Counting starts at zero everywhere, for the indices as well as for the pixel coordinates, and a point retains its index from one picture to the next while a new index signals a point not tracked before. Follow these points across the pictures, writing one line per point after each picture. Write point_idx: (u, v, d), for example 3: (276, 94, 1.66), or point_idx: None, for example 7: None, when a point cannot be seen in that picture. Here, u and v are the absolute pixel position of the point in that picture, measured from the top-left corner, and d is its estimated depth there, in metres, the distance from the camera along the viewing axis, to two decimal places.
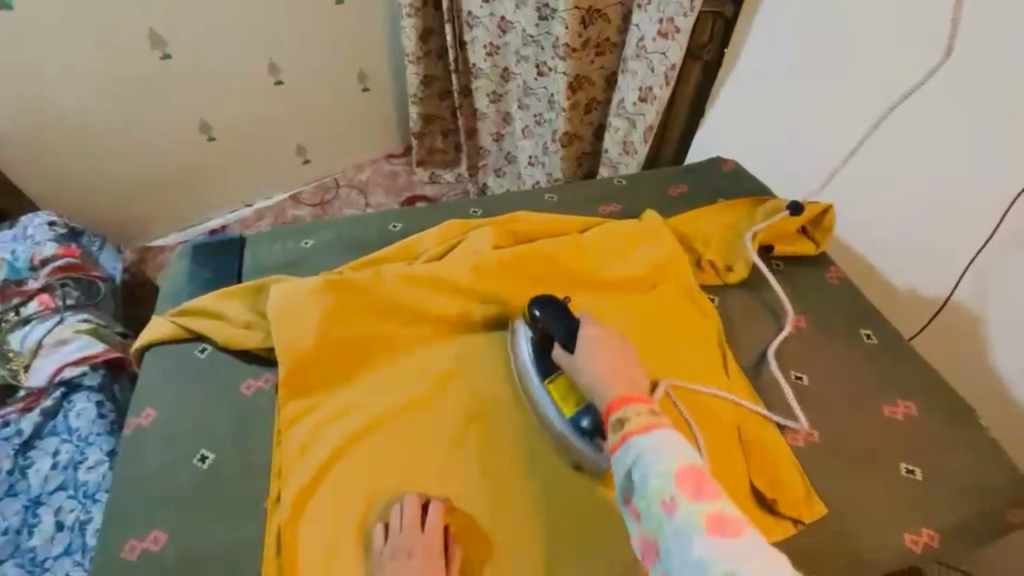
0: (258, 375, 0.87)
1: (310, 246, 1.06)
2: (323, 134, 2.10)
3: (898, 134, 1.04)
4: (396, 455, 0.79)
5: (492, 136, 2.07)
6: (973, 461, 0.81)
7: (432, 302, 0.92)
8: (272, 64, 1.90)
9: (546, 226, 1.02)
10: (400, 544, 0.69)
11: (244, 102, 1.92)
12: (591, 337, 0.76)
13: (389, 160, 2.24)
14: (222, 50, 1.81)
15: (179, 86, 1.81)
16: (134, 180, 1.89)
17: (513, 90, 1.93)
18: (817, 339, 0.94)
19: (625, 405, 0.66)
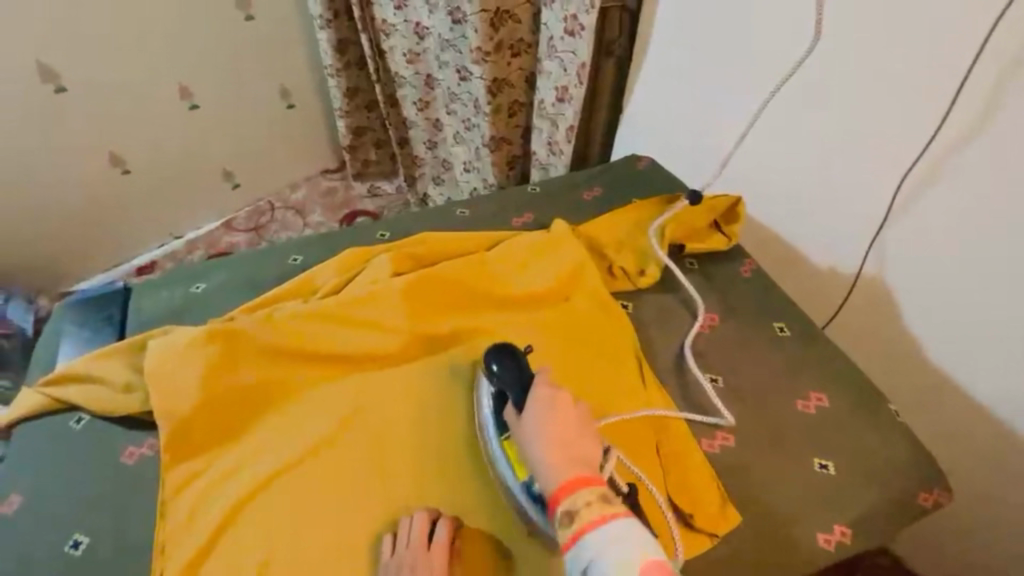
0: (141, 442, 0.80)
1: (201, 290, 0.99)
2: (248, 156, 1.99)
3: (783, 115, 1.03)
4: (309, 505, 0.76)
5: (425, 145, 2.00)
6: (887, 448, 0.81)
7: (331, 339, 0.86)
8: (184, 87, 1.79)
9: (448, 246, 0.98)
10: (406, 560, 0.70)
11: (156, 130, 1.80)
12: (541, 407, 0.72)
13: (325, 175, 2.15)
14: (125, 78, 1.70)
15: (82, 119, 1.69)
16: (43, 224, 1.76)
17: (440, 96, 1.86)
18: (730, 337, 0.93)
19: (574, 492, 0.64)
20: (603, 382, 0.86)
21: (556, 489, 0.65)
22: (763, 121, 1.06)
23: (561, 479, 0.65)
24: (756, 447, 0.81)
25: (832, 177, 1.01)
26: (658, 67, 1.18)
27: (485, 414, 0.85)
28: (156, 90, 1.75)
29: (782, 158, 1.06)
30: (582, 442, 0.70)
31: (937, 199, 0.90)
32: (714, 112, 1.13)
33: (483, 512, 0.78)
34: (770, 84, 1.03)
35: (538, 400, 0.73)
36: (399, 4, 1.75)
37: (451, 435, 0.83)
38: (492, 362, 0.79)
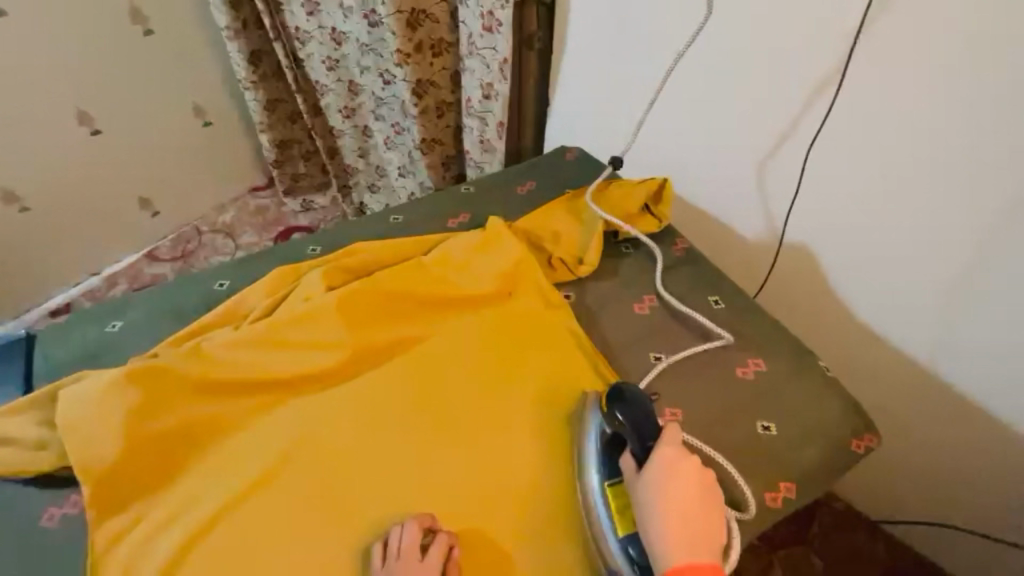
0: (62, 500, 0.73)
1: (118, 328, 0.92)
2: (165, 179, 1.87)
3: (686, 84, 1.08)
4: (269, 538, 0.72)
5: (356, 153, 1.94)
6: (821, 404, 0.85)
7: (266, 364, 0.83)
8: (82, 112, 1.65)
9: (383, 253, 0.96)
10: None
11: (54, 161, 1.65)
12: (671, 480, 0.69)
13: (254, 194, 2.06)
14: (12, 107, 1.54)
15: None
16: None
17: (366, 101, 1.81)
18: (667, 314, 0.96)
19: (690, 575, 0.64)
20: (555, 375, 0.87)
21: (673, 562, 0.65)
22: (673, 101, 1.11)
23: (681, 553, 0.65)
24: (701, 419, 0.84)
25: (744, 151, 1.06)
26: (574, 57, 1.22)
27: (441, 417, 0.83)
28: (52, 117, 1.61)
29: (695, 136, 1.11)
30: (707, 520, 0.68)
31: (835, 170, 0.97)
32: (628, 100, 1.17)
33: (453, 515, 0.76)
34: (669, 63, 1.08)
35: (665, 466, 0.70)
36: (311, 10, 1.68)
37: (408, 447, 0.80)
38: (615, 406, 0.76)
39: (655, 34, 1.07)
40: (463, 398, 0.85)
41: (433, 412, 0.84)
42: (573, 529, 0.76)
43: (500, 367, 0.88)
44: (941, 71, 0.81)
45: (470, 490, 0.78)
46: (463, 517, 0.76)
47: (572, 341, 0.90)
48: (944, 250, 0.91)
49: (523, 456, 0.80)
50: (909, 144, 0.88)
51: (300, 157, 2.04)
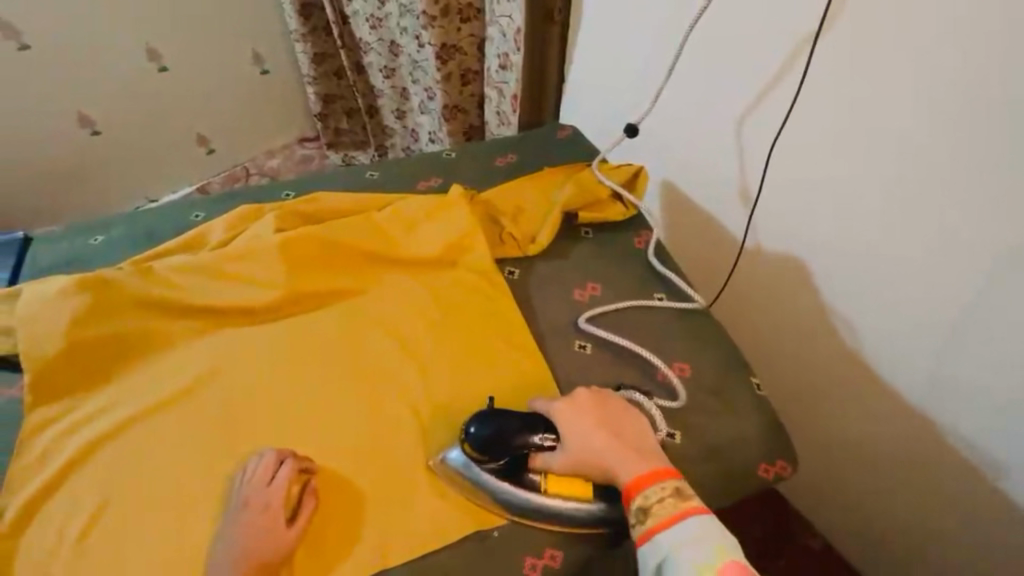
0: (12, 382, 0.83)
1: (98, 242, 1.01)
2: (219, 119, 2.00)
3: (687, 73, 1.08)
4: (161, 449, 0.77)
5: (394, 113, 2.01)
6: (737, 419, 0.81)
7: (206, 294, 0.88)
8: (151, 49, 1.79)
9: (341, 205, 0.98)
10: (247, 497, 0.71)
11: (123, 91, 1.81)
12: (568, 420, 0.74)
13: (302, 144, 2.17)
14: (91, 38, 1.70)
15: (48, 76, 1.69)
16: (19, 184, 1.79)
17: (404, 64, 1.85)
18: (607, 303, 0.93)
19: (647, 485, 0.68)
20: (477, 349, 0.87)
21: (630, 483, 0.69)
22: (678, 89, 1.11)
23: (634, 479, 0.69)
24: None
25: (744, 150, 1.05)
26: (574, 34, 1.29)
27: (354, 371, 0.85)
28: (123, 51, 1.75)
29: (692, 129, 1.12)
30: (620, 424, 0.74)
31: (812, 171, 0.97)
32: (631, 83, 1.20)
33: (330, 461, 0.78)
34: (673, 52, 1.09)
35: (559, 416, 0.74)
36: None
37: (317, 390, 0.83)
38: (473, 428, 0.74)
39: (663, 22, 1.08)
40: (382, 355, 0.87)
41: (348, 361, 0.86)
42: (445, 501, 0.75)
43: (423, 330, 0.89)
44: (965, 88, 0.77)
45: (359, 441, 0.79)
46: (343, 465, 0.77)
47: (507, 320, 0.90)
48: (963, 269, 0.84)
49: (422, 421, 0.81)
50: (883, 152, 0.87)
51: (343, 114, 2.11)
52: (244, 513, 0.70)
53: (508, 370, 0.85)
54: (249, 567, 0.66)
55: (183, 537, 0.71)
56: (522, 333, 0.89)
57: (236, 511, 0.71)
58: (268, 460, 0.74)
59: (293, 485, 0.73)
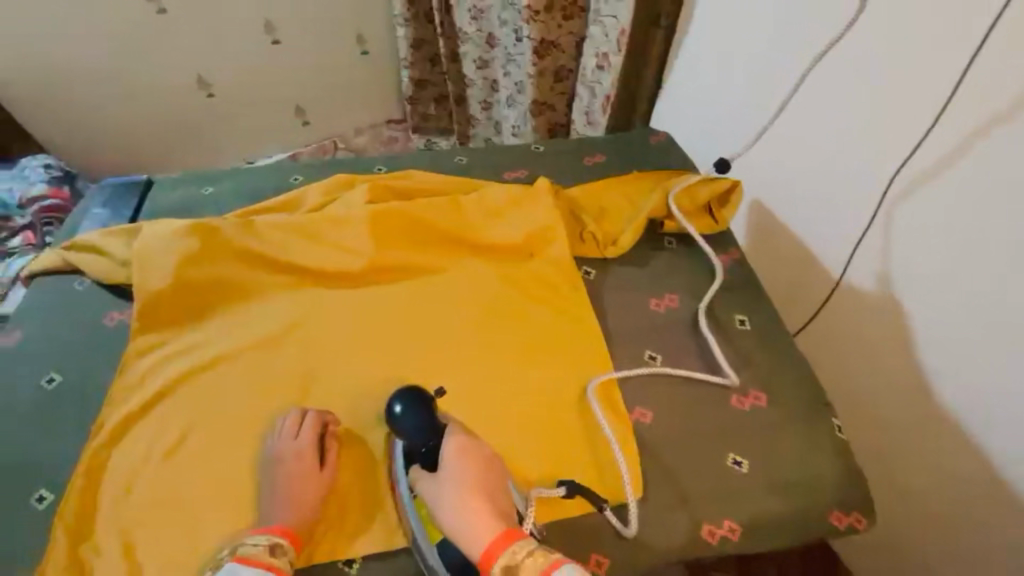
0: (123, 309, 0.91)
1: (208, 193, 1.09)
2: (317, 95, 2.17)
3: (805, 102, 1.04)
4: (233, 390, 0.82)
5: (481, 105, 2.08)
6: (810, 461, 0.76)
7: (298, 254, 0.93)
8: (267, 23, 1.97)
9: (430, 185, 1.01)
10: (284, 445, 0.75)
11: (240, 61, 2.04)
12: (455, 456, 0.71)
13: (389, 125, 2.29)
14: (222, 9, 1.91)
15: (185, 40, 1.95)
16: (153, 134, 2.11)
17: (498, 57, 1.93)
18: (683, 318, 0.90)
19: (508, 546, 0.64)
20: (542, 342, 0.87)
21: (488, 545, 0.65)
22: (793, 117, 1.07)
23: (487, 539, 0.65)
24: (673, 439, 0.78)
25: (859, 186, 0.97)
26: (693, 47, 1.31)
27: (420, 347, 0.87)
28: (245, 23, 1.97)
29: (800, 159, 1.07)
30: (492, 482, 0.71)
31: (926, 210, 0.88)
32: (746, 106, 1.17)
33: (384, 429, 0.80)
34: (795, 79, 1.05)
35: (451, 444, 0.72)
36: None
37: (383, 360, 0.86)
38: (397, 405, 0.73)
39: (788, 49, 1.05)
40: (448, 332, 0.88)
41: (417, 335, 0.88)
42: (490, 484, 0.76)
43: (492, 317, 0.90)
44: None
45: None
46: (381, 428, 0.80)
47: (576, 318, 0.89)
48: None
49: (478, 402, 0.81)
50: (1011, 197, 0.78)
51: (432, 100, 2.20)
52: (281, 462, 0.74)
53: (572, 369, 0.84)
54: (292, 513, 0.70)
55: (227, 475, 0.75)
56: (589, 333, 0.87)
57: (275, 460, 0.74)
58: (310, 415, 0.78)
59: (322, 432, 0.77)
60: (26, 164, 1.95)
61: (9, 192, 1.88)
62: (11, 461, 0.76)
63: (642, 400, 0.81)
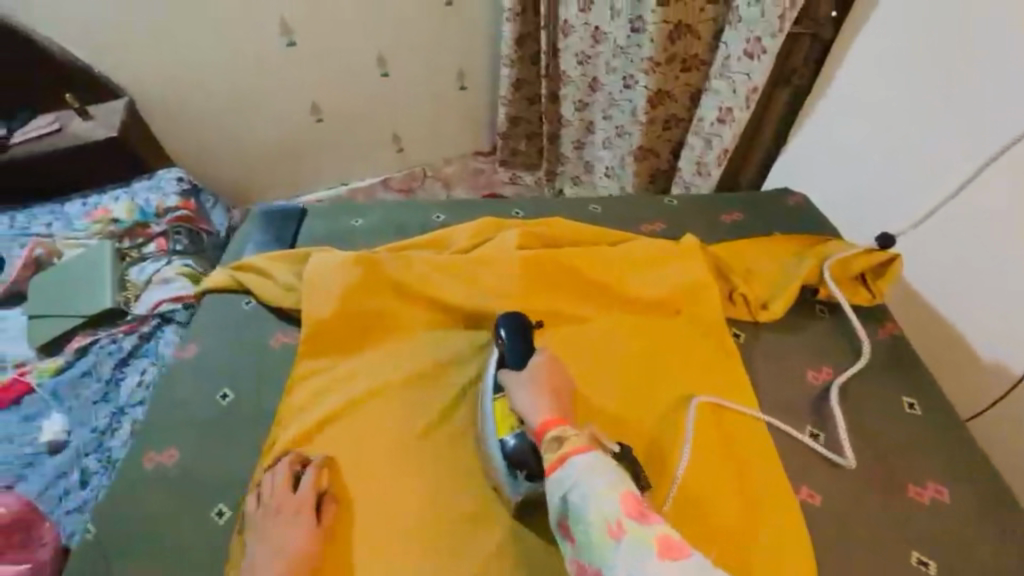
0: (286, 332, 0.97)
1: (358, 225, 1.15)
2: (414, 125, 2.50)
3: (991, 188, 0.99)
4: (377, 424, 0.86)
5: (573, 144, 2.21)
6: (998, 564, 0.73)
7: (451, 294, 0.96)
8: (380, 58, 2.30)
9: (577, 234, 1.03)
10: (274, 504, 0.76)
11: (353, 89, 2.35)
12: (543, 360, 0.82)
13: (475, 157, 2.63)
14: (348, 46, 2.24)
15: (315, 71, 2.27)
16: (268, 147, 2.40)
17: (600, 100, 2.02)
18: (846, 395, 0.88)
19: (560, 424, 0.71)
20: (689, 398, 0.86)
21: (544, 418, 0.73)
22: (975, 202, 1.01)
23: (546, 416, 0.73)
24: (850, 526, 0.76)
25: None
26: (829, 117, 1.27)
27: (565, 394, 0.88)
28: (362, 55, 2.28)
29: (977, 246, 1.01)
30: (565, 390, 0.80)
31: None
32: (906, 184, 1.12)
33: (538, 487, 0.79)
34: (978, 165, 1.00)
35: (541, 356, 0.84)
36: (584, 8, 1.90)
37: None
38: (503, 326, 0.87)
39: (973, 134, 1.01)
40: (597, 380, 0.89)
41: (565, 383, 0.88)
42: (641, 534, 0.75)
43: (638, 372, 0.89)
44: None
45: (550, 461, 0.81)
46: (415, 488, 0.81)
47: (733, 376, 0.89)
48: None
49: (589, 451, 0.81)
50: None
51: (523, 137, 2.46)
52: (273, 520, 0.74)
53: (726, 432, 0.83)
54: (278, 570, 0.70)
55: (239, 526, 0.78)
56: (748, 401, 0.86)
57: (267, 521, 0.74)
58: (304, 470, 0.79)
59: (318, 492, 0.78)
60: (160, 175, 2.13)
61: (145, 202, 2.04)
62: (193, 471, 0.82)
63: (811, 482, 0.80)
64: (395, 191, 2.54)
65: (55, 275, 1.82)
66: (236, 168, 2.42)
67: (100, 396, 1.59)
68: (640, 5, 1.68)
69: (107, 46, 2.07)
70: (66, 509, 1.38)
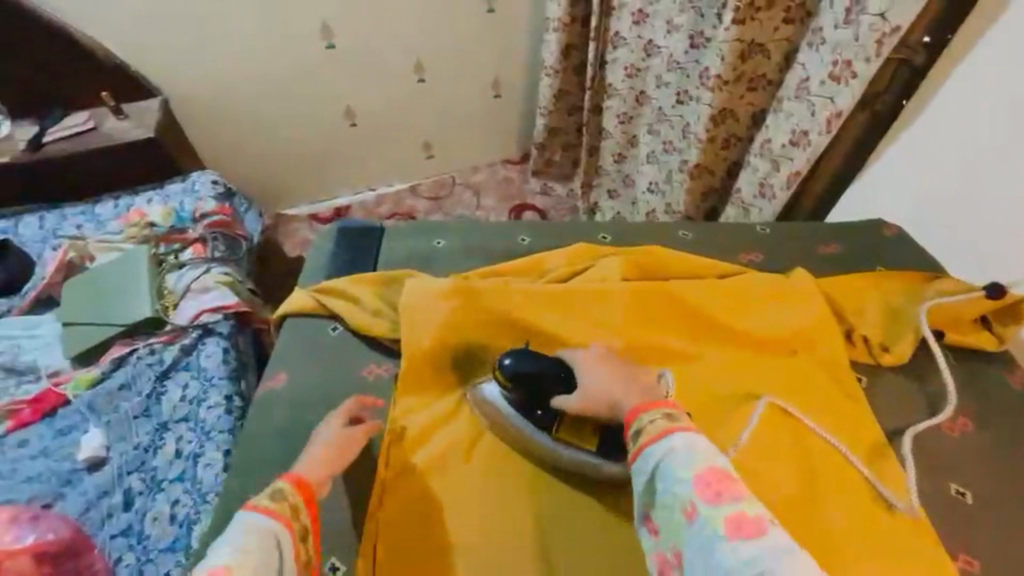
0: (380, 363, 0.93)
1: (441, 246, 1.10)
2: (448, 133, 2.45)
3: None
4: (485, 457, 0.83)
5: (614, 157, 2.14)
6: None
7: (558, 326, 0.91)
8: (418, 64, 2.24)
9: (684, 264, 0.99)
10: (324, 437, 0.76)
11: (388, 94, 2.28)
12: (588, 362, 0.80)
13: (505, 164, 2.58)
14: (385, 50, 2.18)
15: (351, 74, 2.20)
16: (298, 149, 2.32)
17: (647, 114, 1.93)
18: (985, 447, 0.84)
19: (643, 413, 0.68)
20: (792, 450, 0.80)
21: (630, 410, 0.70)
22: None
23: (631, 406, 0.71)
24: None
25: None
26: (913, 151, 1.22)
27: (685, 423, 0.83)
28: (399, 59, 2.21)
29: None
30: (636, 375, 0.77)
31: None
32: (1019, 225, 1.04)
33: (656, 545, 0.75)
34: None
35: (579, 360, 0.82)
36: (638, 20, 1.81)
37: None
38: (503, 359, 0.84)
39: None
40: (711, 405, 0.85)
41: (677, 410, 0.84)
42: None
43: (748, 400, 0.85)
44: None
45: None
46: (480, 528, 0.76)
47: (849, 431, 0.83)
48: None
49: None
50: None
51: (559, 147, 2.40)
52: (317, 445, 0.74)
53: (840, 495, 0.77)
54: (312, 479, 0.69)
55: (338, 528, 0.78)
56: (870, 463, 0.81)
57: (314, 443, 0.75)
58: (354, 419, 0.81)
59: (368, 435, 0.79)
60: (194, 178, 2.03)
61: (180, 206, 1.94)
62: None
63: (963, 543, 0.76)
64: (426, 198, 2.50)
65: (89, 281, 1.73)
66: (266, 170, 2.34)
67: (141, 411, 1.52)
68: (703, 20, 1.59)
69: (137, 42, 1.98)
70: (110, 532, 1.32)
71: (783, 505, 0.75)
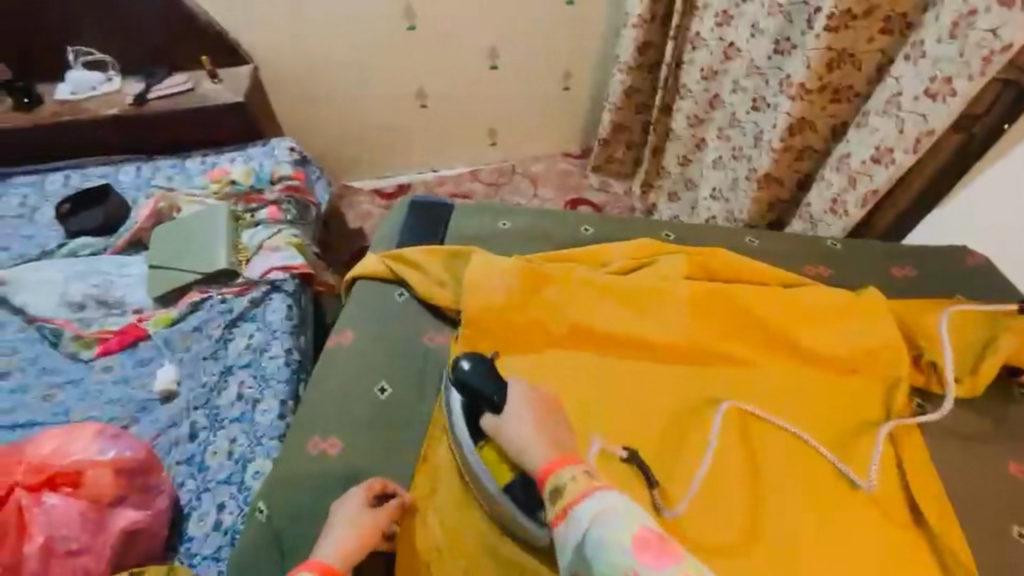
0: (440, 332, 0.99)
1: (506, 227, 1.14)
2: (513, 121, 2.49)
3: None
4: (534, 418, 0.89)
5: (679, 159, 2.11)
6: None
7: (614, 319, 0.93)
8: (493, 50, 2.27)
9: (747, 270, 1.00)
10: (353, 512, 0.77)
11: (460, 78, 2.33)
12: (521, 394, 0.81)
13: (565, 158, 2.59)
14: (463, 34, 2.22)
15: (427, 56, 2.26)
16: (369, 125, 2.42)
17: (718, 118, 1.89)
18: None
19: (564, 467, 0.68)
20: (756, 436, 0.85)
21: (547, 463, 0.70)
22: None
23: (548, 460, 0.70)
24: None
25: None
26: None
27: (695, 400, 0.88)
28: (475, 45, 2.25)
29: None
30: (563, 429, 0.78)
31: None
32: None
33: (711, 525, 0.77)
34: None
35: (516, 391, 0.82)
36: (720, 22, 1.76)
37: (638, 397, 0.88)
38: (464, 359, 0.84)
39: None
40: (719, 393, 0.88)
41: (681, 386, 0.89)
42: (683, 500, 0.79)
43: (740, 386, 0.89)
44: None
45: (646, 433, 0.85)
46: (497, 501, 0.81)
47: (833, 419, 0.86)
48: None
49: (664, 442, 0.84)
50: None
51: (622, 145, 2.38)
52: (342, 528, 0.75)
53: (800, 471, 0.81)
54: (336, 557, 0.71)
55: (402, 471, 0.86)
56: (842, 446, 0.84)
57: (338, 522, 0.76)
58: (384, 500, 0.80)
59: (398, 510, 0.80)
60: (273, 144, 2.15)
61: (259, 168, 2.06)
62: (355, 464, 0.85)
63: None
64: (484, 183, 2.54)
65: (175, 230, 1.88)
66: (337, 142, 2.45)
67: (211, 353, 1.64)
68: (790, 26, 1.53)
69: (234, 11, 2.10)
70: (177, 458, 1.45)
71: (723, 469, 0.81)
